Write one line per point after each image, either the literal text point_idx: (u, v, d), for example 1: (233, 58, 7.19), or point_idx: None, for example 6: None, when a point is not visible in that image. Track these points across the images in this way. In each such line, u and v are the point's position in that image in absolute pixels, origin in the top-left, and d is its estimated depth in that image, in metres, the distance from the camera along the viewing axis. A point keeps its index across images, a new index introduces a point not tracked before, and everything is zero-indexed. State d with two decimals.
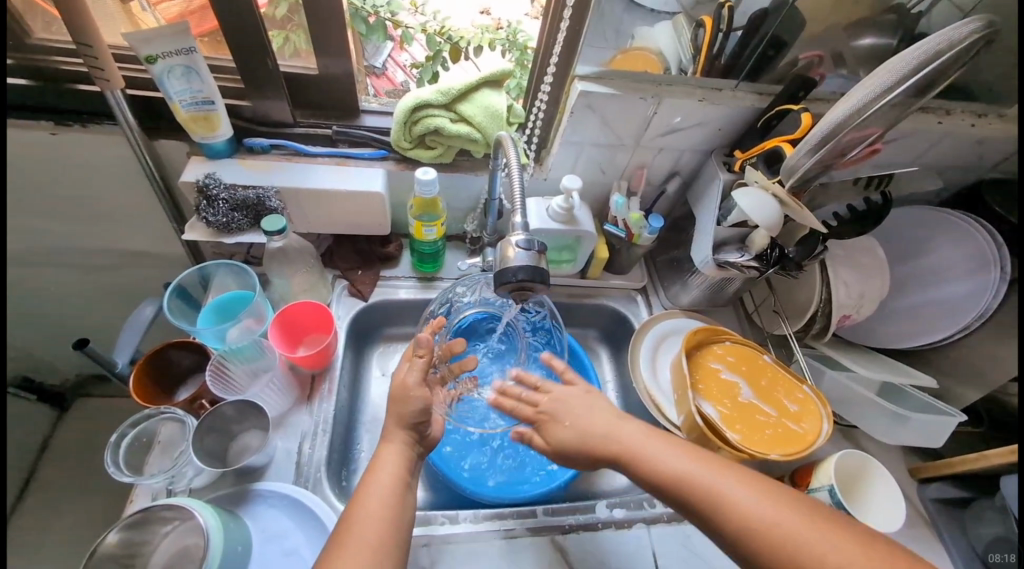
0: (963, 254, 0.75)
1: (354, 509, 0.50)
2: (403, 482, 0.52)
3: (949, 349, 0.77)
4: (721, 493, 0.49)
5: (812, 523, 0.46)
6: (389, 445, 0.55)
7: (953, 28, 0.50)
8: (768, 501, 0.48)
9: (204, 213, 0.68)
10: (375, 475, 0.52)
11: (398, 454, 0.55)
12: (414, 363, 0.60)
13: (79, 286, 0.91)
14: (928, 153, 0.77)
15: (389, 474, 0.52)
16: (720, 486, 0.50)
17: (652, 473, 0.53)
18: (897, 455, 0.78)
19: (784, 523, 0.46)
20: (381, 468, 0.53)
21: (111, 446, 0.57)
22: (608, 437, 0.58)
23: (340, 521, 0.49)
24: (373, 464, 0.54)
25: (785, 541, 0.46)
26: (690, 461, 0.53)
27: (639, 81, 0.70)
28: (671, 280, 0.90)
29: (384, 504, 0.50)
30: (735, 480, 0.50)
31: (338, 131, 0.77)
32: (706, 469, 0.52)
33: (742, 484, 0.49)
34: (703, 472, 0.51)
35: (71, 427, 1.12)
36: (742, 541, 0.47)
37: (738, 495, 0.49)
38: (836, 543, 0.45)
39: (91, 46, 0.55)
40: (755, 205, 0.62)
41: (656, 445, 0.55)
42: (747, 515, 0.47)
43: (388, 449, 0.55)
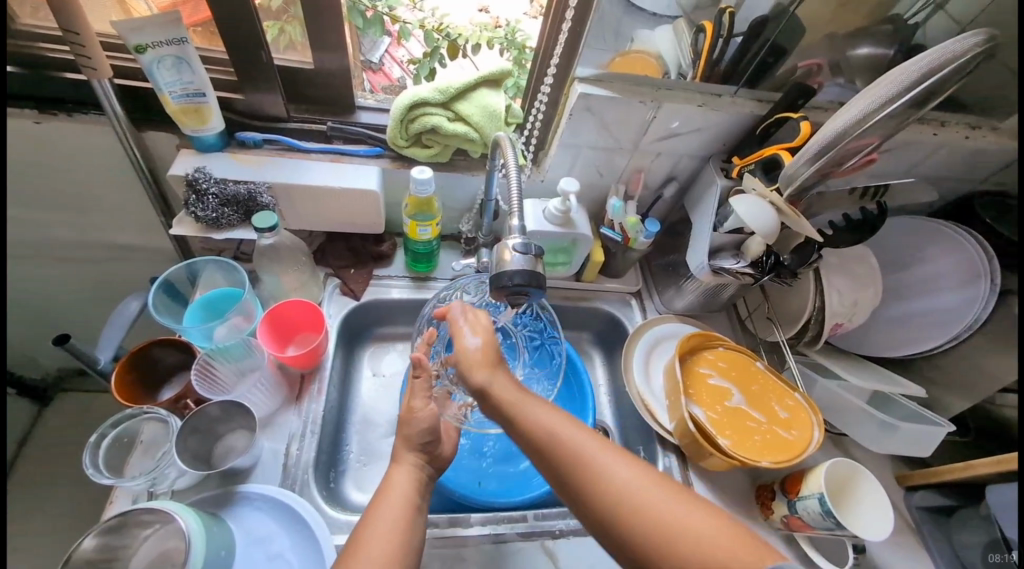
0: (955, 265, 0.76)
1: (365, 536, 0.48)
2: (414, 504, 0.52)
3: (938, 359, 0.78)
4: (601, 468, 0.48)
5: (683, 500, 0.45)
6: (400, 466, 0.55)
7: (955, 40, 0.50)
8: (644, 478, 0.47)
9: (192, 208, 0.67)
10: (385, 498, 0.51)
11: (407, 477, 0.54)
12: (416, 383, 0.59)
13: (62, 279, 0.89)
14: (922, 164, 0.78)
15: (400, 494, 0.52)
16: (599, 460, 0.48)
17: (536, 448, 0.52)
18: (885, 463, 0.79)
19: (653, 497, 0.45)
20: (391, 491, 0.52)
21: (91, 447, 0.55)
22: (503, 386, 0.56)
23: (350, 543, 0.47)
24: (382, 486, 0.53)
25: (656, 519, 0.44)
26: (574, 432, 0.51)
27: (638, 85, 0.70)
28: (666, 285, 0.89)
29: (392, 527, 0.48)
30: (621, 459, 0.49)
31: (333, 127, 0.76)
32: (590, 443, 0.50)
33: (621, 462, 0.48)
34: (589, 448, 0.49)
35: (52, 423, 1.09)
36: (612, 519, 0.45)
37: (615, 469, 0.47)
38: (708, 522, 0.43)
39: (77, 34, 0.53)
40: (751, 212, 0.62)
41: (552, 418, 0.53)
42: (624, 492, 0.46)
43: (398, 469, 0.54)
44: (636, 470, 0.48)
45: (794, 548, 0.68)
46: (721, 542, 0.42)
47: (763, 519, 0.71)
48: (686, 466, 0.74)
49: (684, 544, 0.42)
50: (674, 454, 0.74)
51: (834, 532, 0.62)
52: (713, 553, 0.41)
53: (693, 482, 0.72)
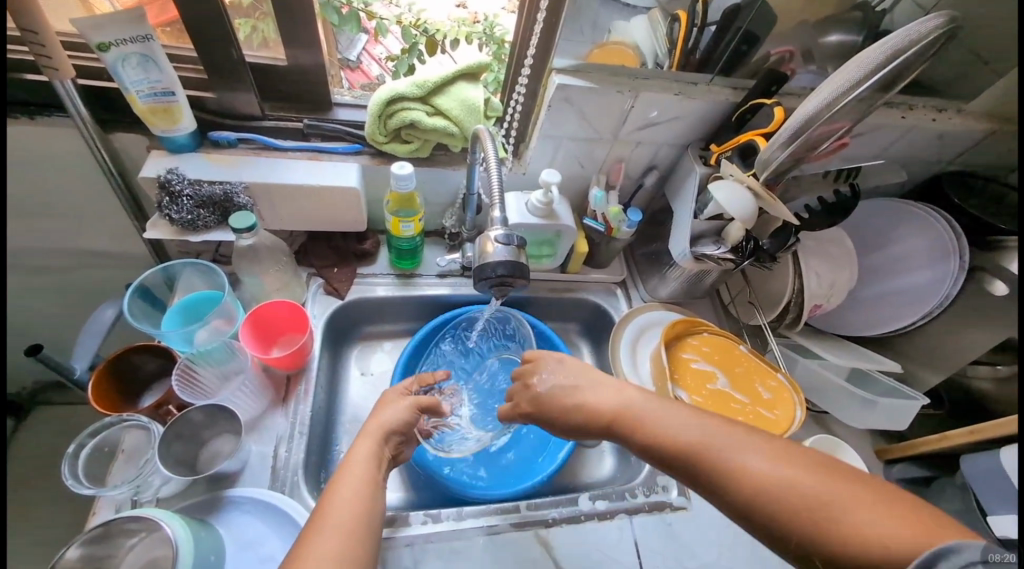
0: (925, 245, 0.78)
1: (324, 511, 0.47)
2: (375, 474, 0.52)
3: (913, 336, 0.80)
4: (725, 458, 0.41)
5: (831, 479, 0.37)
6: (363, 440, 0.56)
7: (917, 23, 0.52)
8: (783, 462, 0.39)
9: (166, 210, 0.65)
10: (347, 472, 0.51)
11: (367, 452, 0.55)
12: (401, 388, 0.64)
13: (31, 288, 0.86)
14: (893, 147, 0.80)
15: (361, 465, 0.52)
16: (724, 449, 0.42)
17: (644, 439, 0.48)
18: (865, 439, 0.81)
19: (797, 480, 0.38)
20: (350, 465, 0.53)
21: (70, 457, 0.54)
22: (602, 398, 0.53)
23: (314, 514, 0.47)
24: (343, 462, 0.53)
25: (801, 504, 0.37)
26: (691, 424, 0.45)
27: (615, 74, 0.70)
28: (649, 274, 0.90)
29: (355, 495, 0.49)
30: (752, 442, 0.42)
31: (309, 124, 0.75)
32: (707, 431, 0.44)
33: (748, 446, 0.41)
34: (710, 437, 0.43)
35: (28, 437, 1.06)
36: (749, 509, 0.39)
37: (743, 455, 0.41)
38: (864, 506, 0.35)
39: (35, 33, 0.51)
40: (730, 197, 0.63)
41: (661, 409, 0.48)
42: (758, 480, 0.39)
43: (361, 445, 0.55)
44: (771, 454, 0.40)
45: None
46: (886, 526, 0.34)
47: None
48: None
49: (837, 525, 0.35)
50: None
51: None
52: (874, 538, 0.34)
53: None
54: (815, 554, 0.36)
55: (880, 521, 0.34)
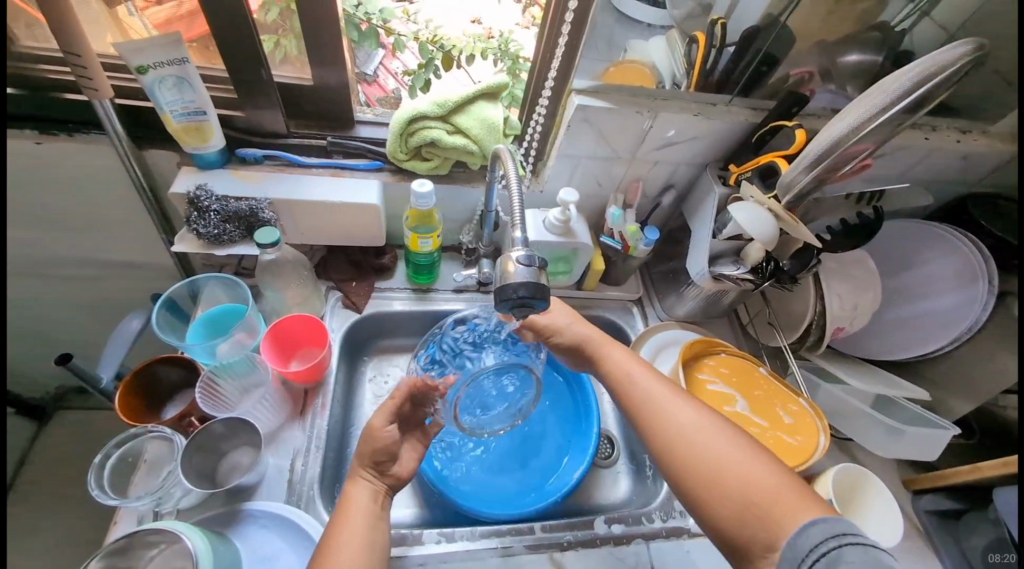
0: (952, 267, 0.77)
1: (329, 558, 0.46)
2: (377, 514, 0.51)
3: (940, 361, 0.78)
4: (662, 410, 0.52)
5: (742, 446, 0.48)
6: (358, 479, 0.54)
7: (946, 49, 0.51)
8: (707, 426, 0.50)
9: (194, 225, 0.67)
10: (349, 514, 0.50)
11: (367, 491, 0.53)
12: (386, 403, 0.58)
13: (61, 297, 0.89)
14: (916, 168, 0.79)
15: (363, 507, 0.51)
16: (667, 405, 0.53)
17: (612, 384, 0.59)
18: (891, 467, 0.79)
19: (713, 440, 0.49)
20: (351, 505, 0.51)
21: (95, 468, 0.55)
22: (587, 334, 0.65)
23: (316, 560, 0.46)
24: (343, 503, 0.51)
25: (712, 461, 0.47)
26: (657, 387, 0.55)
27: (634, 95, 0.71)
28: (666, 292, 0.90)
29: (354, 538, 0.48)
30: (691, 408, 0.52)
31: (333, 142, 0.77)
32: (662, 391, 0.55)
33: (688, 408, 0.52)
34: (660, 395, 0.54)
35: (51, 441, 1.08)
36: (670, 454, 0.50)
37: (680, 414, 0.51)
38: (762, 471, 0.46)
39: (80, 56, 0.54)
40: (752, 219, 0.63)
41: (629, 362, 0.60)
42: (683, 434, 0.50)
43: (358, 487, 0.53)
44: (702, 416, 0.51)
45: None
46: (770, 487, 0.44)
47: None
48: None
49: (721, 481, 0.46)
50: None
51: None
52: (755, 491, 0.44)
53: None
54: (698, 495, 0.47)
55: (768, 479, 0.45)
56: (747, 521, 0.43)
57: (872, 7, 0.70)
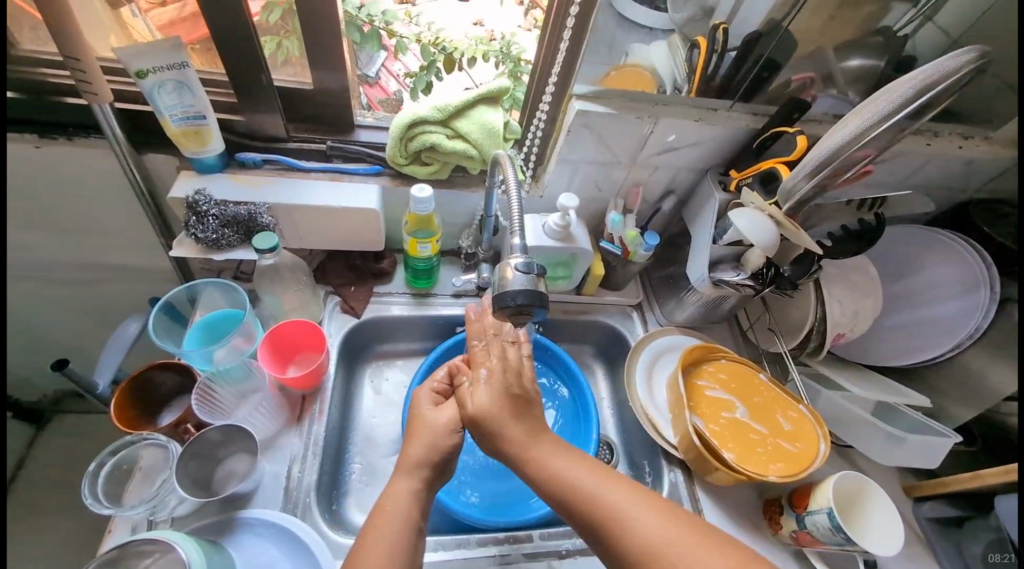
0: (953, 275, 0.76)
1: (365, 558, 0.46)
2: (415, 521, 0.50)
3: (942, 368, 0.78)
4: (615, 512, 0.46)
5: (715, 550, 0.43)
6: (403, 478, 0.53)
7: (949, 57, 0.51)
8: (676, 530, 0.45)
9: (192, 229, 0.67)
10: (385, 517, 0.49)
11: (410, 492, 0.52)
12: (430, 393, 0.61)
13: (59, 301, 0.88)
14: (918, 174, 0.79)
15: (403, 508, 0.50)
16: (625, 507, 0.47)
17: (561, 498, 0.49)
18: (893, 475, 0.78)
19: (681, 548, 0.43)
20: (390, 507, 0.50)
21: (89, 476, 0.55)
22: (514, 436, 0.54)
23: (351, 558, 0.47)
24: (382, 501, 0.51)
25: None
26: (596, 479, 0.49)
27: (635, 100, 0.71)
28: (666, 297, 0.89)
29: (392, 545, 0.47)
30: (650, 509, 0.46)
31: (332, 146, 0.77)
32: (611, 489, 0.48)
33: (643, 507, 0.46)
34: (611, 498, 0.47)
35: (49, 445, 1.08)
36: (637, 566, 0.44)
37: (639, 516, 0.46)
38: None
39: (78, 60, 0.54)
40: (753, 226, 0.62)
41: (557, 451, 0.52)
42: (649, 543, 0.44)
43: (402, 483, 0.52)
44: (666, 516, 0.46)
45: (804, 564, 0.67)
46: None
47: (772, 534, 0.70)
48: (692, 481, 0.73)
49: None
50: (680, 469, 0.74)
51: (844, 547, 0.61)
52: None
53: (699, 498, 0.71)
54: None
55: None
56: None
57: (875, 12, 0.69)
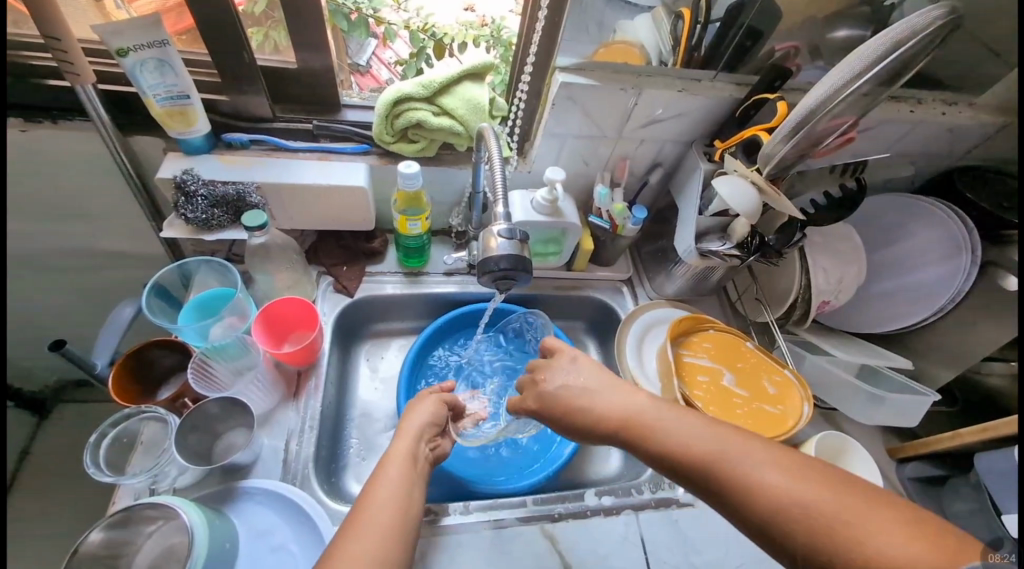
0: (936, 241, 0.77)
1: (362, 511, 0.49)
2: (409, 482, 0.53)
3: (924, 334, 0.79)
4: (746, 475, 0.40)
5: (866, 504, 0.36)
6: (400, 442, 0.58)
7: (918, 15, 0.51)
8: (815, 481, 0.38)
9: (182, 210, 0.67)
10: (386, 468, 0.54)
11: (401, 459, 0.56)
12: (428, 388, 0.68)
13: (55, 288, 0.89)
14: (903, 141, 0.79)
15: (396, 472, 0.53)
16: (741, 461, 0.41)
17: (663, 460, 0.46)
18: (877, 437, 0.80)
19: (826, 503, 0.37)
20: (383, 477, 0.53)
21: (91, 446, 0.56)
22: (621, 400, 0.52)
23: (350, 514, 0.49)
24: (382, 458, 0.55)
25: (800, 512, 0.37)
26: (712, 438, 0.44)
27: (620, 72, 0.71)
28: (655, 271, 0.91)
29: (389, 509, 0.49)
30: (767, 457, 0.41)
31: (318, 125, 0.77)
32: (733, 445, 0.43)
33: (779, 464, 0.40)
34: (736, 452, 0.42)
35: (51, 433, 1.10)
36: (781, 532, 0.38)
37: (767, 475, 0.40)
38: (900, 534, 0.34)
39: (58, 40, 0.53)
40: (734, 193, 0.63)
41: (673, 417, 0.48)
42: (785, 504, 0.38)
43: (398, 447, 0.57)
44: (801, 473, 0.39)
45: None
46: (911, 552, 0.33)
47: None
48: None
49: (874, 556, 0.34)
50: None
51: None
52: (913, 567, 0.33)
53: None
54: None
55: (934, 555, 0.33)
56: None
57: None
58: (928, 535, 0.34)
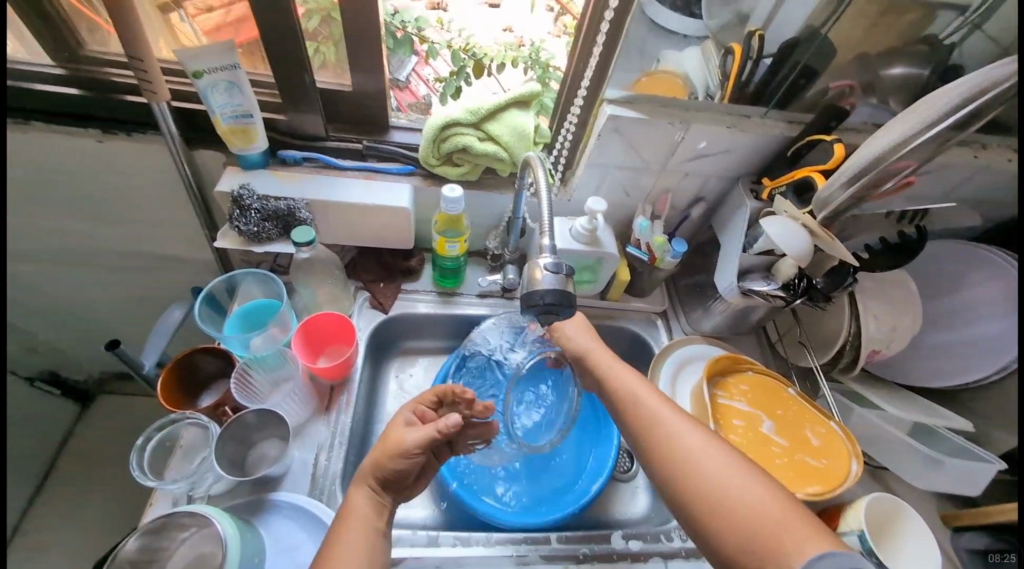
0: (1000, 295, 0.73)
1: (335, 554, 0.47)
2: (376, 530, 0.50)
3: (985, 392, 0.74)
4: (663, 425, 0.53)
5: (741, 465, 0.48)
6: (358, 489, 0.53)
7: (999, 65, 0.49)
8: (708, 443, 0.50)
9: (236, 222, 0.70)
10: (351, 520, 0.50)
11: (367, 502, 0.52)
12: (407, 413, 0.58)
13: (111, 286, 0.94)
14: (964, 186, 0.76)
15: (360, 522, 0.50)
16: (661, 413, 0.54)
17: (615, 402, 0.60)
18: (928, 500, 0.75)
19: (709, 455, 0.49)
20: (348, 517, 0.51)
21: (137, 449, 0.58)
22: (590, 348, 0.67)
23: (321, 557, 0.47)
24: (345, 508, 0.51)
25: (686, 453, 0.49)
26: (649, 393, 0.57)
27: (668, 107, 0.71)
28: (692, 306, 0.89)
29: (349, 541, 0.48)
30: (686, 421, 0.53)
31: (368, 146, 0.79)
32: (662, 405, 0.55)
33: (692, 426, 0.52)
34: (662, 408, 0.55)
35: (92, 423, 1.14)
36: (665, 463, 0.50)
37: (679, 429, 0.52)
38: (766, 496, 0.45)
39: (141, 61, 0.57)
40: (785, 235, 0.61)
41: (627, 373, 0.61)
42: (678, 446, 0.50)
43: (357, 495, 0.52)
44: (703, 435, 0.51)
45: None
46: (760, 508, 0.44)
47: None
48: None
49: (718, 492, 0.46)
50: None
51: None
52: (745, 507, 0.44)
53: None
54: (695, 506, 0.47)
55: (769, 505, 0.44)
56: (724, 510, 0.45)
57: (919, 19, 0.67)
58: (787, 503, 0.44)
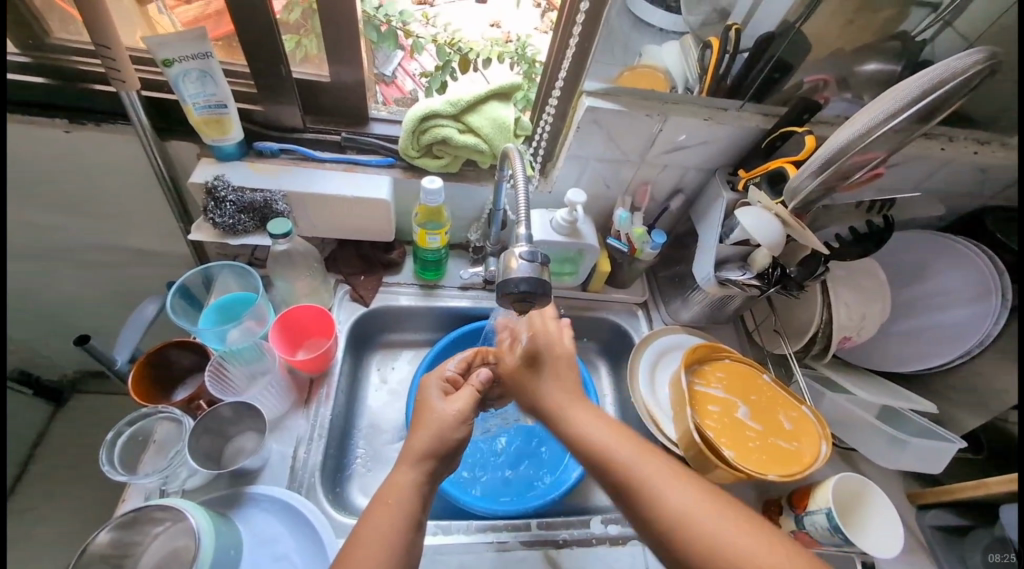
0: (964, 283, 0.75)
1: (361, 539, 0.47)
2: (414, 517, 0.50)
3: (948, 377, 0.77)
4: (654, 497, 0.49)
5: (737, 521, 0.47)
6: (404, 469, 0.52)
7: (956, 58, 0.51)
8: (701, 502, 0.48)
9: (210, 214, 0.69)
10: (392, 500, 0.50)
11: (412, 482, 0.51)
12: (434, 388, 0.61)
13: (83, 281, 0.92)
14: (931, 179, 0.78)
15: (400, 507, 0.50)
16: (648, 479, 0.50)
17: (591, 438, 0.55)
18: (896, 480, 0.78)
19: (708, 519, 0.47)
20: (394, 500, 0.50)
21: (107, 444, 0.57)
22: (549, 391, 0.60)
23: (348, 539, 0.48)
24: (384, 491, 0.51)
25: (681, 521, 0.47)
26: (629, 451, 0.53)
27: (645, 99, 0.71)
28: (671, 296, 0.90)
29: (396, 523, 0.48)
30: (670, 478, 0.50)
31: (346, 137, 0.78)
32: (644, 459, 0.52)
33: (677, 484, 0.49)
34: (647, 471, 0.51)
35: (65, 421, 1.12)
36: (661, 532, 0.48)
37: (671, 493, 0.49)
38: (761, 544, 0.45)
39: (109, 48, 0.56)
40: (757, 225, 0.63)
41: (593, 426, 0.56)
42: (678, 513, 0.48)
43: (402, 474, 0.52)
44: (694, 491, 0.49)
45: None
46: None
47: None
48: None
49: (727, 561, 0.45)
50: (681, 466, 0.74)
51: (842, 547, 0.62)
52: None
53: None
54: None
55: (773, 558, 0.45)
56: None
57: (895, 15, 0.68)
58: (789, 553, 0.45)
